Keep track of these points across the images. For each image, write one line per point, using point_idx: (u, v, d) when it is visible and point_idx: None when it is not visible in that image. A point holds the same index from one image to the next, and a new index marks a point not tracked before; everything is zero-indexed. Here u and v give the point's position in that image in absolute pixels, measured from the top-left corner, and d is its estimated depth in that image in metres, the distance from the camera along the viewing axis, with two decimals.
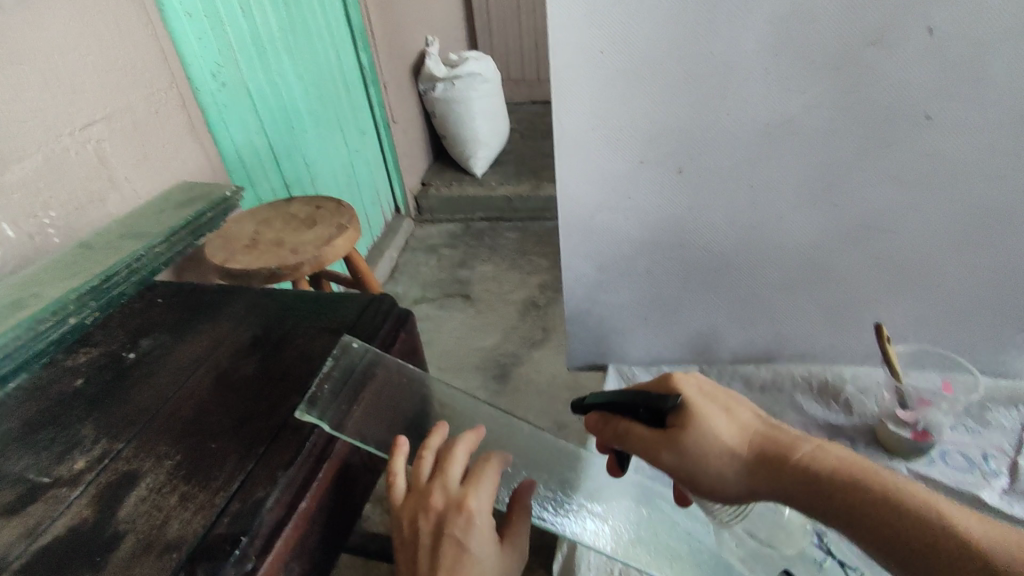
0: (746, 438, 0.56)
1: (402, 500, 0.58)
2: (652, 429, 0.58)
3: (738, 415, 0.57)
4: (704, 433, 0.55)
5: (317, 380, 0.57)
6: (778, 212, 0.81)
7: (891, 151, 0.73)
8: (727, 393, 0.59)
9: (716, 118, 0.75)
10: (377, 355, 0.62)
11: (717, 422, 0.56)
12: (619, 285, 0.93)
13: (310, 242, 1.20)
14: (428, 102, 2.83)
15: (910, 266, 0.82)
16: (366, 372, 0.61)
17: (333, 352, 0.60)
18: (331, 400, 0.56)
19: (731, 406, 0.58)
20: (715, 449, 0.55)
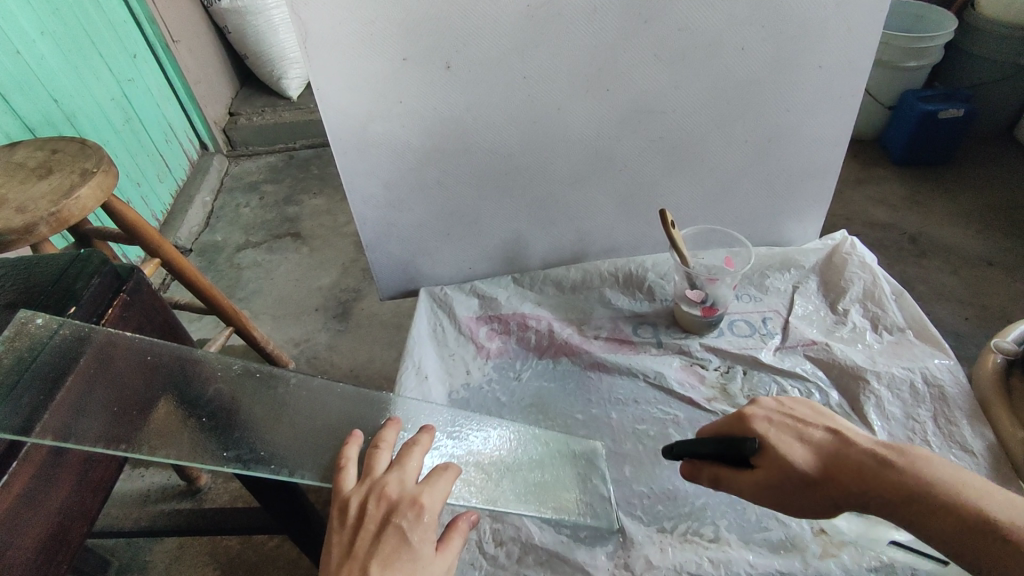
0: (815, 455, 0.56)
1: (352, 488, 0.52)
2: (740, 470, 0.58)
3: (807, 435, 0.57)
4: (778, 464, 0.56)
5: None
6: (556, 102, 0.78)
7: (650, 28, 0.73)
8: (793, 413, 0.59)
9: (473, 2, 0.69)
10: (77, 329, 0.51)
11: (793, 452, 0.56)
12: (412, 202, 0.86)
13: (43, 195, 0.97)
14: (216, 16, 2.43)
15: (686, 141, 0.84)
16: (63, 352, 0.49)
17: (5, 335, 0.49)
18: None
19: (802, 428, 0.58)
20: (793, 479, 0.55)
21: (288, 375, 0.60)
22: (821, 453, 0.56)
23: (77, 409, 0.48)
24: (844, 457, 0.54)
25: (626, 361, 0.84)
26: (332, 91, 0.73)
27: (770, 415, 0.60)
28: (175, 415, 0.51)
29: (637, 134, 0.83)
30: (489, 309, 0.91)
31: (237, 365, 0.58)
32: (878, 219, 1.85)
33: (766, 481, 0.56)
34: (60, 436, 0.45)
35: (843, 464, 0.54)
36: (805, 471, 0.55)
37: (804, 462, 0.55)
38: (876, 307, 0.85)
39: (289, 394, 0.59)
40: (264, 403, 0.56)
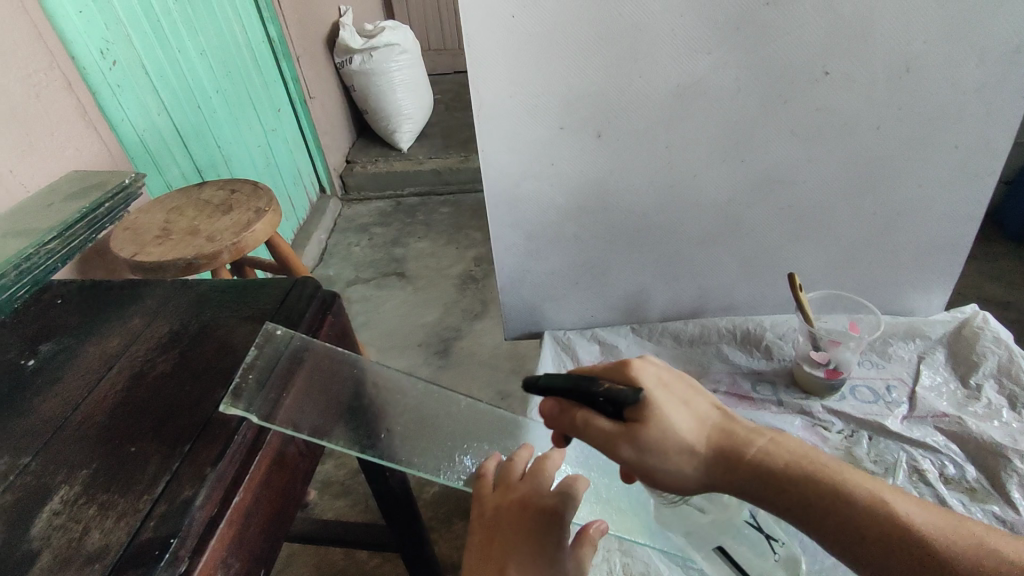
0: (699, 428, 0.50)
1: (491, 493, 0.62)
2: (613, 421, 0.49)
3: (692, 406, 0.51)
4: (662, 427, 0.48)
5: (243, 370, 0.54)
6: (693, 169, 0.86)
7: (788, 106, 0.79)
8: (680, 378, 0.53)
9: (630, 81, 0.78)
10: (302, 341, 0.60)
11: (676, 416, 0.49)
12: (549, 251, 0.95)
13: (227, 228, 1.14)
14: (346, 77, 2.72)
15: (813, 210, 0.89)
16: (297, 360, 0.59)
17: (256, 341, 0.57)
18: (258, 388, 0.54)
19: (686, 395, 0.52)
20: (675, 447, 0.49)
21: (458, 397, 0.70)
22: (707, 428, 0.51)
23: (307, 408, 0.57)
24: (730, 437, 0.50)
25: (747, 416, 0.86)
26: (496, 153, 0.84)
27: (656, 371, 0.53)
28: (369, 420, 0.62)
29: (767, 201, 0.88)
30: (610, 356, 0.98)
31: (419, 382, 0.68)
32: (996, 297, 1.77)
33: (639, 442, 0.48)
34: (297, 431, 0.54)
35: (731, 441, 0.50)
36: (691, 446, 0.49)
37: (688, 435, 0.49)
38: (1014, 384, 0.83)
39: (455, 414, 0.69)
40: (435, 419, 0.67)
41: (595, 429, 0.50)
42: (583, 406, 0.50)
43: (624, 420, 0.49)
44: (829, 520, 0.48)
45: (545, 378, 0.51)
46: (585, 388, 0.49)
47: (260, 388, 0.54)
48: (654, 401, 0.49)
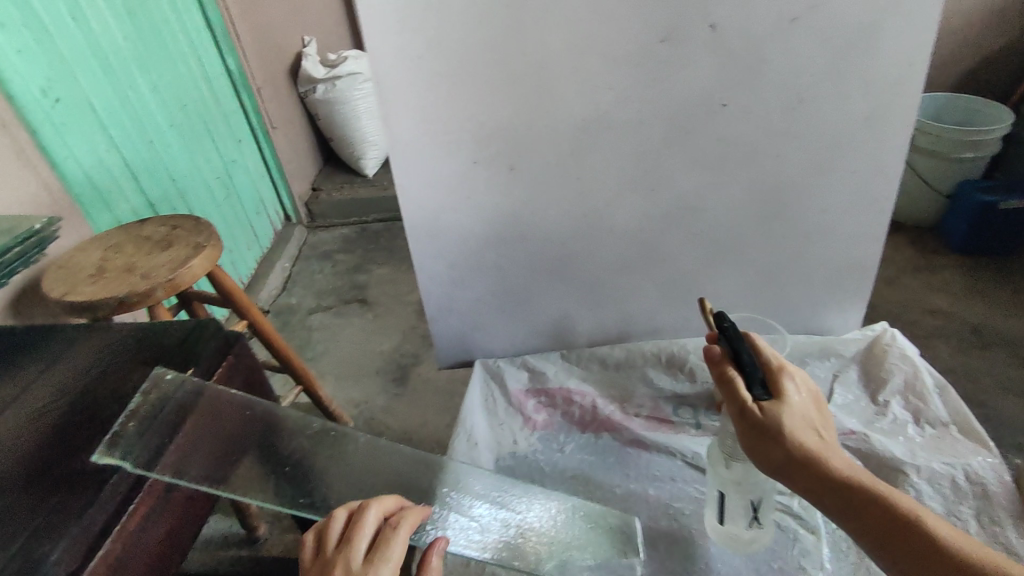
0: (806, 426, 0.61)
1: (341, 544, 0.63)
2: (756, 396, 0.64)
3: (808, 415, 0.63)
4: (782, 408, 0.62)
5: (120, 421, 0.55)
6: (604, 199, 0.88)
7: (692, 137, 0.82)
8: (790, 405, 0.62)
9: (537, 117, 0.80)
10: (196, 386, 0.60)
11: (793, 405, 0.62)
12: (473, 281, 0.96)
13: (163, 265, 1.14)
14: (310, 105, 2.75)
15: (725, 235, 0.91)
16: (184, 405, 0.59)
17: (144, 386, 0.59)
18: (136, 437, 0.55)
19: (810, 415, 0.63)
20: (781, 423, 0.61)
21: (354, 436, 0.69)
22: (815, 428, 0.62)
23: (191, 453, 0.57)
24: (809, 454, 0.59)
25: (664, 439, 0.89)
26: (412, 188, 0.86)
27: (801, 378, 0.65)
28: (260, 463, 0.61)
29: (679, 228, 0.91)
30: (537, 383, 0.98)
31: (315, 423, 0.68)
32: (938, 307, 1.82)
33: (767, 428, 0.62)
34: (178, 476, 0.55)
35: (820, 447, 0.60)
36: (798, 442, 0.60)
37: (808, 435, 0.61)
38: (918, 400, 0.87)
39: (356, 454, 0.68)
40: (334, 460, 0.66)
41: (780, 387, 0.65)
42: (734, 364, 0.66)
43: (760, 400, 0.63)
44: (870, 515, 0.55)
45: (728, 330, 0.69)
46: (746, 363, 0.65)
47: (139, 437, 0.55)
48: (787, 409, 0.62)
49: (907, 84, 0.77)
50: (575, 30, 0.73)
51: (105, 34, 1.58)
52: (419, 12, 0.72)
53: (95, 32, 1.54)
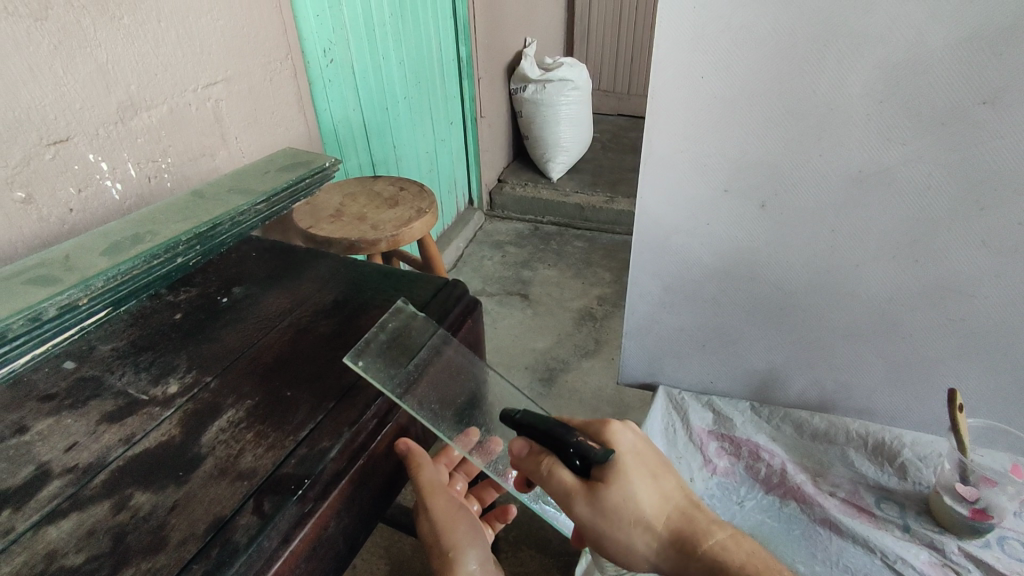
0: (659, 505, 0.53)
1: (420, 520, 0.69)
2: (576, 477, 0.53)
3: (662, 481, 0.54)
4: (624, 495, 0.52)
5: (372, 331, 0.61)
6: (855, 260, 0.81)
7: (985, 215, 0.72)
8: (658, 454, 0.55)
9: (809, 158, 0.75)
10: (425, 321, 0.66)
11: (640, 489, 0.52)
12: (682, 308, 0.94)
13: (390, 220, 1.26)
14: (516, 102, 2.88)
15: (990, 330, 0.80)
16: (414, 338, 0.64)
17: (387, 313, 0.64)
18: (378, 354, 0.60)
19: (659, 471, 0.54)
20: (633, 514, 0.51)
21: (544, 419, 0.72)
22: (667, 508, 0.53)
23: (424, 388, 0.61)
24: (686, 522, 0.52)
25: (862, 530, 0.81)
26: (651, 203, 0.86)
27: (633, 442, 0.55)
28: (470, 409, 0.65)
29: (933, 310, 0.81)
30: (722, 427, 0.95)
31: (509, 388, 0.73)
32: None
33: (593, 499, 0.52)
34: (414, 405, 0.58)
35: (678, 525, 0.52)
36: (646, 519, 0.52)
37: (647, 508, 0.52)
38: None
39: None
40: None
41: (556, 479, 0.53)
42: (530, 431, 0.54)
43: (589, 478, 0.52)
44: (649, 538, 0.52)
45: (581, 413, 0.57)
46: (551, 432, 0.53)
47: (380, 352, 0.60)
48: (623, 464, 0.52)
49: None
50: (880, 78, 0.68)
51: (377, 10, 1.78)
52: (717, 32, 0.70)
53: (370, 7, 1.74)
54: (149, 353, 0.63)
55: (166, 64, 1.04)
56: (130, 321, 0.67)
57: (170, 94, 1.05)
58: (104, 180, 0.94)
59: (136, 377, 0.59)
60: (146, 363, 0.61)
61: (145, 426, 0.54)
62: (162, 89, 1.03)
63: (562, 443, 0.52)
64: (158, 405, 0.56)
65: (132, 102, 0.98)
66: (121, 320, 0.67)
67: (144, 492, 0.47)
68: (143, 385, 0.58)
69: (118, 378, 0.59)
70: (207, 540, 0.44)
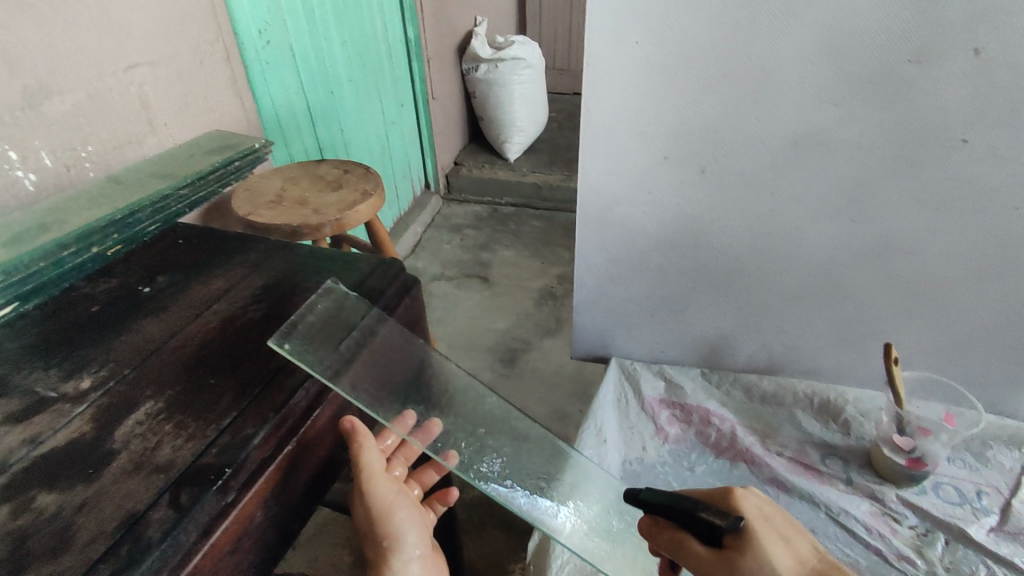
0: (796, 564, 0.55)
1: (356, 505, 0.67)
2: (707, 547, 0.55)
3: (793, 542, 0.56)
4: (761, 559, 0.53)
5: (301, 313, 0.58)
6: (795, 222, 0.81)
7: (916, 172, 0.73)
8: (782, 514, 0.58)
9: (746, 121, 0.75)
10: (358, 301, 0.64)
11: (778, 552, 0.54)
12: (629, 279, 0.94)
13: (334, 204, 1.22)
14: (469, 82, 2.83)
15: (925, 285, 0.82)
16: (347, 318, 0.62)
17: (317, 293, 0.62)
18: (305, 338, 0.57)
19: (790, 533, 0.57)
20: None
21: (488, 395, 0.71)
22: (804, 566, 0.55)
23: (358, 369, 0.59)
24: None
25: (808, 487, 0.82)
26: (594, 175, 0.85)
27: (757, 505, 0.59)
28: (411, 389, 0.63)
29: (869, 268, 0.82)
30: (673, 395, 0.95)
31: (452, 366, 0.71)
32: None
33: (732, 565, 0.53)
34: (346, 388, 0.56)
35: None
36: None
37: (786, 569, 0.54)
38: None
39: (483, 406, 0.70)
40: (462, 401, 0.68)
41: (689, 551, 0.56)
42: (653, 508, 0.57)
43: (720, 547, 0.55)
44: None
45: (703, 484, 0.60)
46: (679, 506, 0.56)
47: (308, 334, 0.58)
48: (755, 530, 0.55)
49: None
50: (811, 36, 0.67)
51: None
52: None
53: None
54: (62, 348, 0.59)
55: (79, 46, 0.97)
56: (40, 316, 0.63)
57: (86, 78, 0.99)
58: (16, 171, 0.88)
59: (45, 374, 0.56)
60: (56, 359, 0.57)
61: (54, 424, 0.50)
62: (77, 72, 0.97)
63: (689, 515, 0.55)
64: (69, 402, 0.53)
65: (43, 87, 0.91)
66: (31, 314, 0.63)
67: (49, 493, 0.45)
68: (52, 382, 0.55)
69: (25, 377, 0.55)
70: (116, 538, 0.41)
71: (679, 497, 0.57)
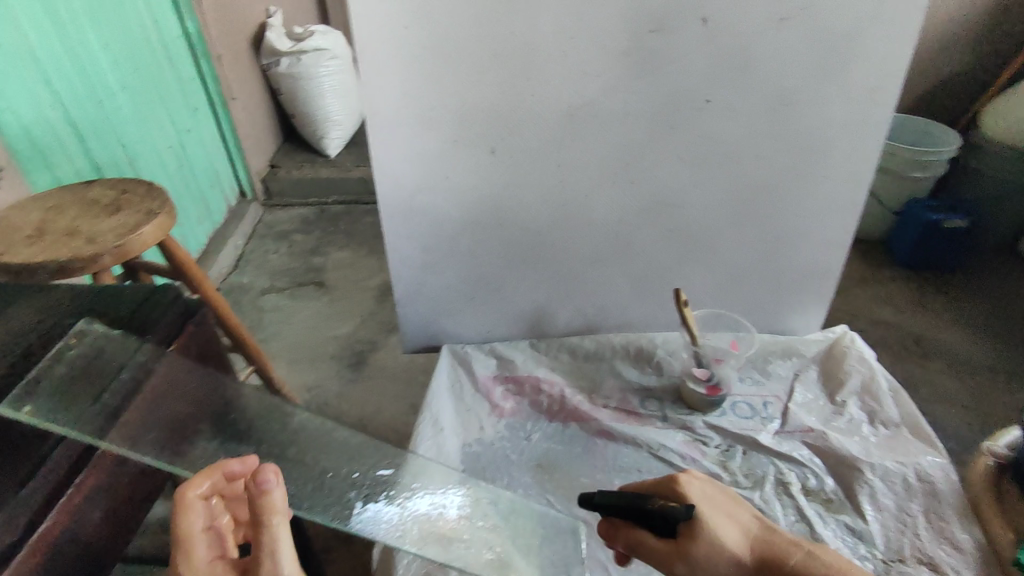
0: (743, 538, 0.61)
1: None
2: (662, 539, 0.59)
3: (737, 515, 0.63)
4: (711, 542, 0.59)
5: (44, 369, 0.52)
6: (583, 189, 0.87)
7: (675, 132, 0.81)
8: (717, 492, 0.64)
9: (523, 99, 0.78)
10: (123, 339, 0.58)
11: (723, 532, 0.60)
12: (445, 266, 0.94)
13: (111, 229, 1.07)
14: (272, 79, 2.62)
15: (700, 233, 0.92)
16: (110, 363, 0.55)
17: (68, 340, 0.56)
18: (53, 395, 0.50)
19: (731, 508, 0.63)
20: (724, 555, 0.59)
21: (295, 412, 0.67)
22: (750, 537, 0.61)
23: (133, 416, 0.52)
24: (772, 547, 0.61)
25: (631, 431, 0.89)
26: (389, 166, 0.83)
27: (700, 487, 0.64)
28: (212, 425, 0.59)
29: (652, 224, 0.91)
30: (505, 370, 0.97)
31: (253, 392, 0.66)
32: (883, 318, 1.73)
33: (686, 552, 0.58)
34: (118, 441, 0.49)
35: (763, 553, 0.60)
36: (736, 552, 0.59)
37: (734, 543, 0.60)
38: (873, 401, 0.90)
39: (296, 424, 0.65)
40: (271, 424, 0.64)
41: (648, 544, 0.59)
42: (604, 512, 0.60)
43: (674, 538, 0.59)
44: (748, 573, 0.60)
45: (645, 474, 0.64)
46: (632, 504, 0.59)
47: (56, 392, 0.51)
48: (702, 515, 0.60)
49: (883, 95, 0.78)
50: (565, 14, 0.72)
51: None
52: None
53: None
54: None
55: None
56: None
57: None
58: None
59: None
60: None
61: None
62: None
63: (645, 514, 0.59)
64: None
65: None
66: None
67: None
68: None
69: None
70: None
71: (629, 495, 0.60)
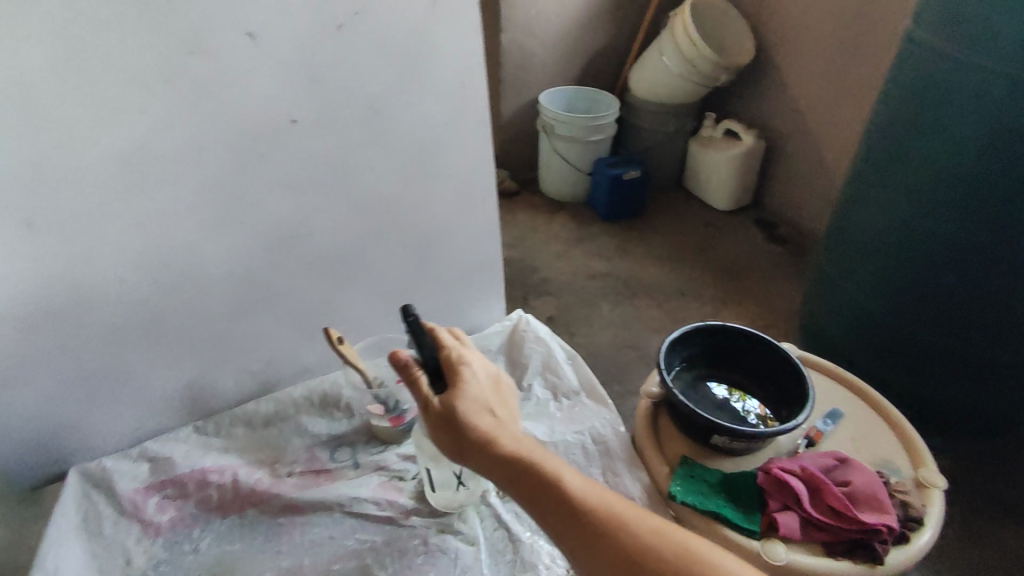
0: (495, 431, 0.60)
1: None
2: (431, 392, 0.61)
3: (500, 412, 0.62)
4: (461, 409, 0.60)
5: None
6: (183, 242, 0.72)
7: (268, 159, 0.71)
8: (499, 384, 0.64)
9: (42, 153, 0.60)
10: None
11: (476, 415, 0.60)
12: (31, 377, 0.72)
13: None
14: None
15: (346, 258, 0.84)
16: None
17: None
18: None
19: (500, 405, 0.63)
20: (466, 425, 0.59)
21: None
22: (506, 435, 0.60)
23: None
24: (519, 445, 0.59)
25: (317, 494, 0.79)
26: None
27: (487, 375, 0.64)
28: None
29: (288, 260, 0.80)
30: (160, 473, 0.80)
31: None
32: (598, 270, 1.85)
33: (437, 408, 0.60)
34: None
35: (506, 449, 0.59)
36: (480, 433, 0.59)
37: (483, 427, 0.60)
38: (553, 375, 0.92)
39: None
40: None
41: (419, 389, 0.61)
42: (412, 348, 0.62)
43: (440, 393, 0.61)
44: (479, 461, 0.59)
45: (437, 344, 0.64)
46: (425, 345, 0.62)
47: None
48: (465, 388, 0.61)
49: (470, 87, 0.78)
50: (55, 42, 0.56)
51: None
52: None
53: None
54: None
55: None
56: None
57: None
58: None
59: None
60: None
61: None
62: None
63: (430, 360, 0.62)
64: None
65: None
66: None
67: None
68: None
69: None
70: None
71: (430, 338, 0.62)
